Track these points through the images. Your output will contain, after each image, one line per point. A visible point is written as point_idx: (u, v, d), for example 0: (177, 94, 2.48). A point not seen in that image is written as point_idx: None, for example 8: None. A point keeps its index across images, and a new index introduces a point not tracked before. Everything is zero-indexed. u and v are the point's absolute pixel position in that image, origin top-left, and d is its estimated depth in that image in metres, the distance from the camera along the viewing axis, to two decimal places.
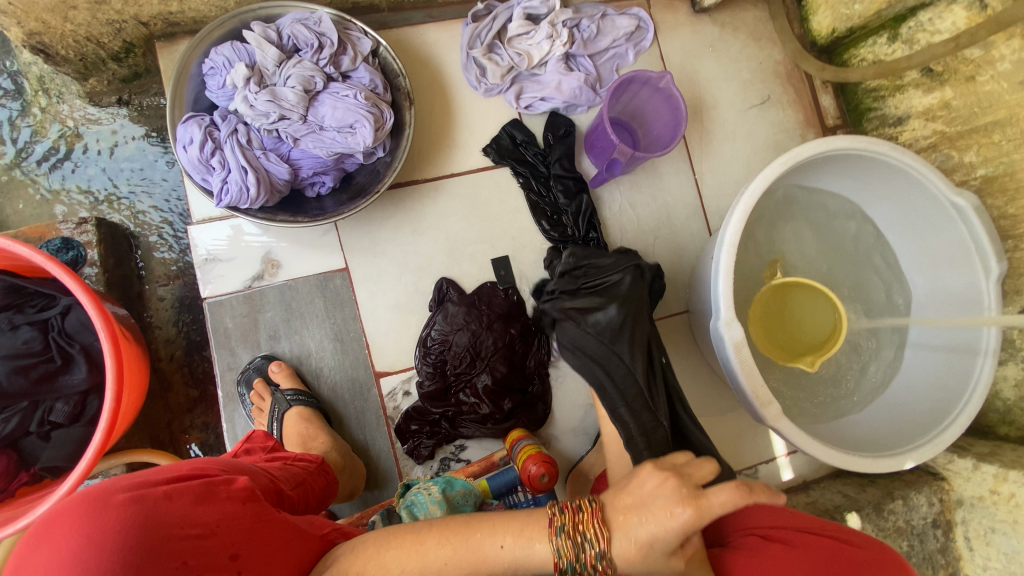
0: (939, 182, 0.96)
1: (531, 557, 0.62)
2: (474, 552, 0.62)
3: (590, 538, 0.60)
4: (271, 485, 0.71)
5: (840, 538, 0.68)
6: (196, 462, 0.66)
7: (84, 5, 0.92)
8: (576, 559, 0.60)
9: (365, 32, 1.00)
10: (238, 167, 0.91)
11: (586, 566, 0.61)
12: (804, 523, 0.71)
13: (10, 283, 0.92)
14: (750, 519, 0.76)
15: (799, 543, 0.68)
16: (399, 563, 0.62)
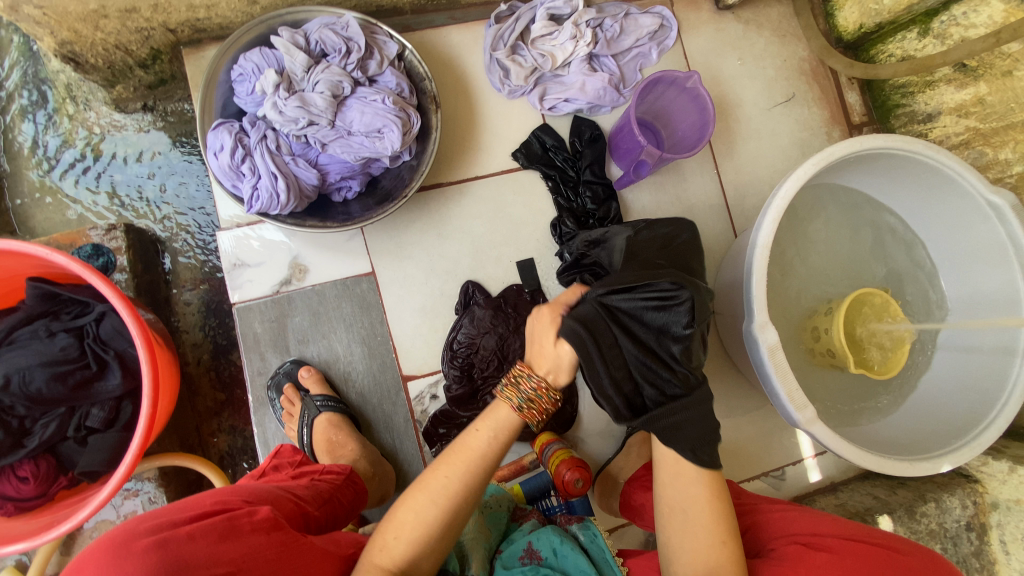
0: (975, 181, 0.94)
1: (503, 427, 0.71)
2: (465, 453, 0.70)
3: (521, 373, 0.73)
4: (296, 509, 0.71)
5: (884, 544, 0.65)
6: (219, 495, 0.65)
7: (115, 14, 0.93)
8: (520, 394, 0.72)
9: (390, 36, 1.00)
10: (268, 173, 0.92)
11: (530, 393, 0.71)
12: (847, 530, 0.69)
13: (47, 291, 0.92)
14: (790, 527, 0.74)
15: (843, 550, 0.65)
16: (411, 511, 0.66)
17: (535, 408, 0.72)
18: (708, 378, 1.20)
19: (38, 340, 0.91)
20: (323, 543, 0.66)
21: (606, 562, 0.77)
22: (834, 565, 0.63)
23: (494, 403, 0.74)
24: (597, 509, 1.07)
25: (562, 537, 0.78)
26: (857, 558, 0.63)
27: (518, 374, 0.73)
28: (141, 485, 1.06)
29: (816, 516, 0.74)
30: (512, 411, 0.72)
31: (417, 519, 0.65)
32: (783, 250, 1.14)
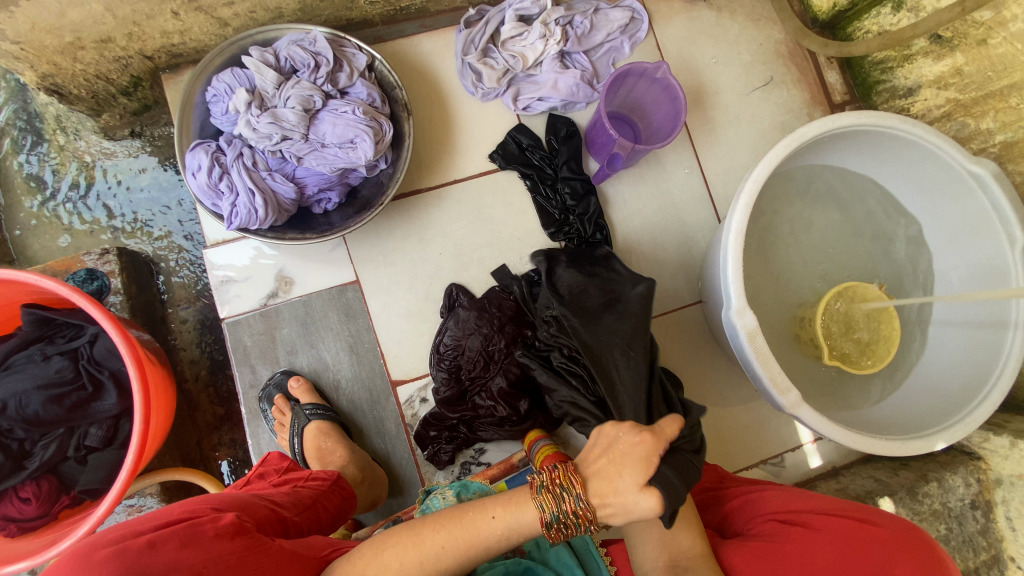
0: (955, 153, 0.93)
1: (521, 527, 0.67)
2: (475, 538, 0.67)
3: (568, 490, 0.67)
4: (271, 514, 0.72)
5: (856, 514, 0.66)
6: (191, 503, 0.67)
7: (92, 45, 0.96)
8: (558, 511, 0.67)
9: (359, 48, 1.01)
10: (245, 189, 0.94)
11: (568, 517, 0.66)
12: (820, 503, 0.69)
13: (41, 317, 0.96)
14: (764, 506, 0.73)
15: (822, 526, 0.65)
16: (399, 559, 0.65)
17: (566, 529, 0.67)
18: (700, 368, 1.19)
19: (34, 364, 0.94)
20: (292, 546, 0.67)
21: (590, 553, 0.77)
22: (812, 545, 0.63)
23: (522, 496, 0.69)
24: None
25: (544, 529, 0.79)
26: (833, 536, 0.63)
27: (566, 486, 0.67)
28: (143, 500, 1.08)
29: (788, 490, 0.74)
30: (539, 518, 0.67)
31: (401, 570, 0.65)
32: (768, 233, 1.13)
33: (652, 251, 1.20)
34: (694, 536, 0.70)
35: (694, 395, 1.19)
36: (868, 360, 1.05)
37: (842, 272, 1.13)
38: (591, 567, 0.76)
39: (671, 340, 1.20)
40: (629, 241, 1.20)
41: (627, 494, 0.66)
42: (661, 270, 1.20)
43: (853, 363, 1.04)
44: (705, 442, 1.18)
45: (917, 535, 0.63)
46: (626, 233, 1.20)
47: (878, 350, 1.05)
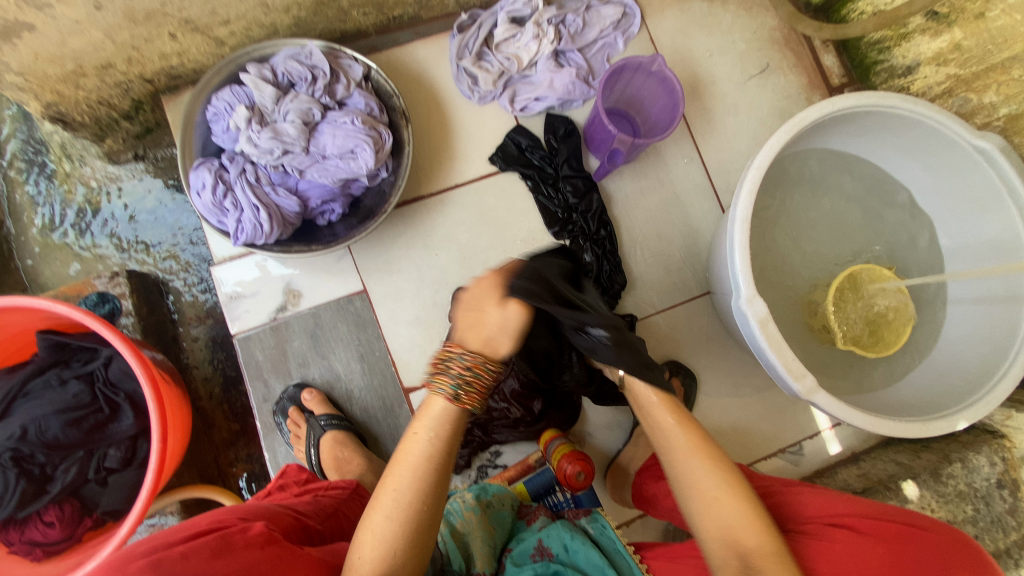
0: (959, 128, 0.93)
1: (442, 421, 0.64)
2: (411, 459, 0.62)
3: (454, 359, 0.64)
4: (295, 522, 0.72)
5: (904, 519, 0.65)
6: (214, 515, 0.67)
7: (93, 71, 0.97)
8: (458, 381, 0.63)
9: (355, 59, 1.02)
10: (250, 205, 0.95)
11: (469, 380, 0.63)
12: (865, 508, 0.68)
13: (55, 341, 0.97)
14: (806, 511, 0.71)
15: (874, 531, 0.64)
16: (369, 529, 0.60)
17: (473, 388, 0.64)
18: (712, 359, 1.19)
19: (52, 390, 0.95)
20: (319, 554, 0.67)
21: (618, 552, 0.76)
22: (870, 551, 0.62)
23: (427, 399, 0.65)
24: (607, 503, 1.08)
25: (572, 531, 0.77)
26: (887, 542, 0.62)
27: (446, 356, 0.64)
28: (164, 519, 1.10)
29: (826, 494, 0.73)
30: (451, 400, 0.64)
31: (376, 531, 0.59)
32: (773, 220, 1.12)
33: (658, 245, 1.20)
34: (759, 534, 0.64)
35: (708, 387, 1.18)
36: (885, 341, 1.03)
37: (851, 255, 1.12)
38: (622, 566, 0.75)
39: (682, 333, 1.19)
40: (634, 236, 1.20)
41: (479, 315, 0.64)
42: (667, 263, 1.20)
43: (867, 346, 1.04)
44: (722, 434, 1.17)
45: (965, 540, 0.63)
46: (630, 227, 1.20)
47: (895, 326, 1.03)
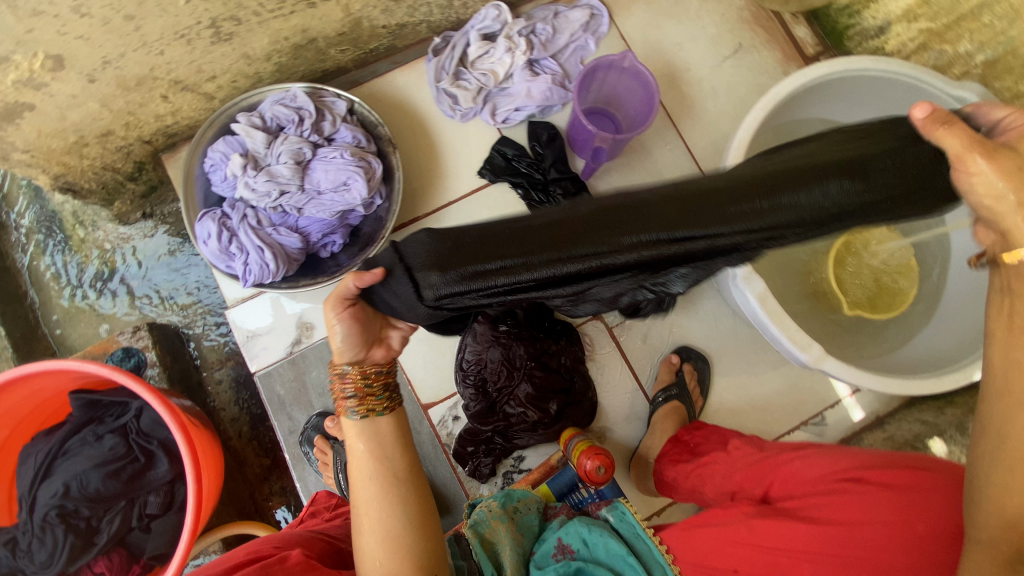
0: (938, 81, 0.95)
1: (375, 433, 0.70)
2: (362, 469, 0.69)
3: (351, 385, 0.69)
4: (328, 546, 0.76)
5: (909, 464, 0.66)
6: (251, 545, 0.72)
7: (94, 140, 1.02)
8: (366, 391, 0.70)
9: (337, 95, 1.06)
10: (254, 247, 0.99)
11: (372, 384, 0.70)
12: (869, 458, 0.69)
13: (87, 399, 1.01)
14: (813, 470, 0.72)
15: (898, 483, 0.63)
16: (364, 538, 0.67)
17: (371, 390, 0.70)
18: (723, 340, 1.19)
19: (88, 446, 0.99)
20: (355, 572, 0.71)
21: (638, 535, 0.77)
22: (875, 502, 0.62)
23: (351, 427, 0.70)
24: (635, 495, 1.10)
25: (589, 526, 0.79)
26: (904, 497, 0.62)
27: (347, 387, 0.69)
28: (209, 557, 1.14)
29: (829, 451, 0.74)
30: (380, 407, 0.71)
31: (369, 538, 0.67)
32: None
33: None
34: None
35: (722, 368, 1.18)
36: (893, 301, 1.04)
37: None
38: (646, 553, 0.75)
39: (690, 318, 1.19)
40: None
41: (329, 327, 0.66)
42: None
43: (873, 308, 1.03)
44: (742, 413, 1.17)
45: None
46: None
47: (899, 285, 1.04)
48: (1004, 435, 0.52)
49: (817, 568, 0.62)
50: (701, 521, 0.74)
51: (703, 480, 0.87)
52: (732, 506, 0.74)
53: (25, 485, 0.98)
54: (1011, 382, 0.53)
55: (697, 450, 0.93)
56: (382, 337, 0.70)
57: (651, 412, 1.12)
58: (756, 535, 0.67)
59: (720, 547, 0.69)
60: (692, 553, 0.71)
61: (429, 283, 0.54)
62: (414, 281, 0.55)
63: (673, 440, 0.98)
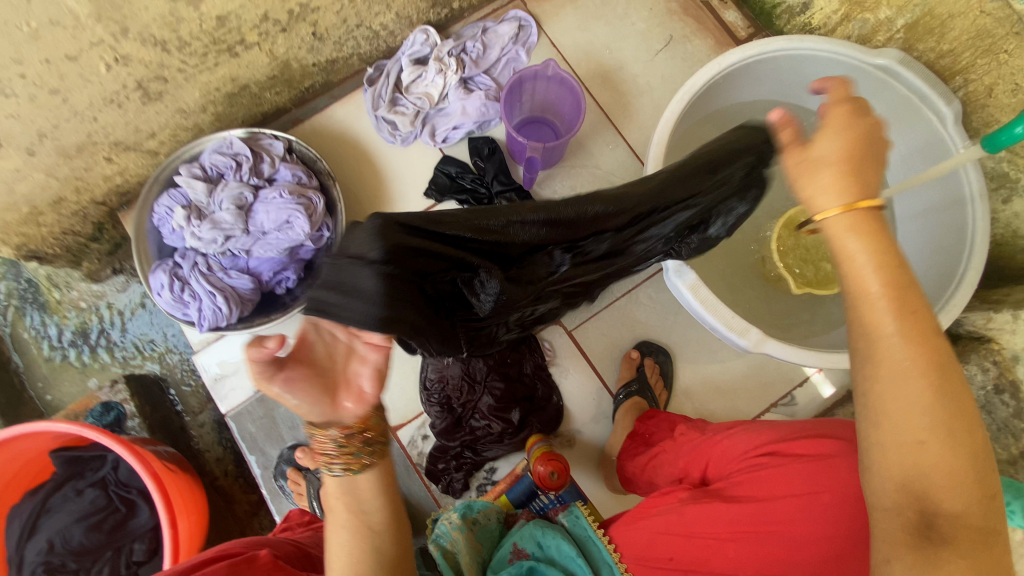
0: (855, 53, 0.96)
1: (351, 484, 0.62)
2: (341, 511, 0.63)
3: (327, 440, 0.60)
4: (298, 551, 0.79)
5: (816, 431, 0.72)
6: (225, 545, 0.75)
7: (48, 209, 1.06)
8: (344, 445, 0.60)
9: (274, 136, 1.10)
10: (207, 293, 1.02)
11: (349, 438, 0.60)
12: (786, 431, 0.75)
13: (67, 456, 1.05)
14: (739, 448, 0.78)
15: (806, 453, 0.70)
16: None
17: (352, 447, 0.61)
18: (684, 330, 1.19)
19: (70, 501, 1.03)
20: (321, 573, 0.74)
21: (589, 538, 0.78)
22: (787, 474, 0.69)
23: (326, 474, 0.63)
24: (605, 496, 1.11)
25: (544, 528, 0.80)
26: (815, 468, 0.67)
27: (321, 441, 0.60)
28: None
29: (755, 426, 0.80)
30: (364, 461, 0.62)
31: None
32: None
33: None
34: (965, 500, 0.48)
35: (686, 358, 1.18)
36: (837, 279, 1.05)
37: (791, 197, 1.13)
38: (596, 555, 0.76)
39: (648, 312, 1.19)
40: None
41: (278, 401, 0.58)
42: None
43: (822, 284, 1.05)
44: (712, 402, 1.17)
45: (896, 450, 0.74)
46: None
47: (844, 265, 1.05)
48: (868, 395, 0.52)
49: (743, 546, 0.68)
50: (641, 514, 0.78)
51: (656, 471, 0.91)
52: (668, 493, 0.79)
53: (13, 544, 1.02)
54: (858, 344, 0.52)
55: (652, 441, 0.96)
56: (346, 382, 0.60)
57: (616, 410, 1.13)
58: (688, 521, 0.72)
59: (659, 537, 0.73)
60: (639, 548, 0.74)
61: (378, 244, 0.55)
62: (353, 258, 0.56)
63: (630, 434, 1.01)
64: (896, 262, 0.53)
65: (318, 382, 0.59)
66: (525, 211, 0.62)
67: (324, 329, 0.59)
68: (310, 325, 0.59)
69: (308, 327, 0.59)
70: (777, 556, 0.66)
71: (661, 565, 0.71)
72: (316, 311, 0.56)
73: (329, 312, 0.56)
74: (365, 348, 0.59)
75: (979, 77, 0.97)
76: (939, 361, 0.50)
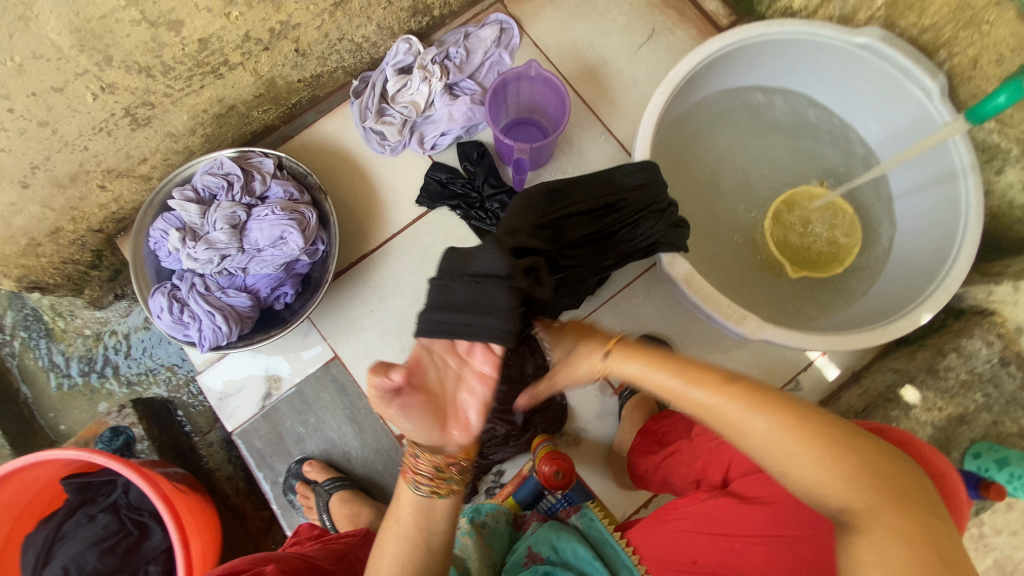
0: (837, 33, 0.96)
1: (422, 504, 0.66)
2: (404, 524, 0.66)
3: (418, 460, 0.65)
4: (305, 563, 0.79)
5: None
6: (233, 564, 0.78)
7: (46, 239, 1.08)
8: (434, 471, 0.65)
9: (264, 154, 1.12)
10: (205, 313, 1.03)
11: (440, 467, 0.64)
12: None
13: (78, 482, 1.06)
14: None
15: None
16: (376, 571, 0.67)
17: (444, 474, 0.65)
18: (684, 321, 1.19)
19: (83, 527, 1.04)
20: None
21: (605, 540, 0.80)
22: None
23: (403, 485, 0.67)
24: (615, 492, 1.11)
25: (559, 531, 0.82)
26: None
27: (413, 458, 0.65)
28: None
29: None
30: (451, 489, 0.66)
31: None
32: (690, 171, 1.13)
33: None
34: (838, 479, 0.52)
35: (687, 350, 1.18)
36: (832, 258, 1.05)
37: (780, 184, 1.14)
38: (613, 556, 0.78)
39: (647, 306, 1.19)
40: None
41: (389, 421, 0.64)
42: None
43: (820, 266, 1.05)
44: None
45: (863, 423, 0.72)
46: None
47: (842, 244, 1.05)
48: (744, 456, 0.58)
49: (769, 549, 0.66)
50: (662, 517, 0.77)
51: (670, 471, 0.89)
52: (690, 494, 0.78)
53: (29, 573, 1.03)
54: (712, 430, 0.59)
55: (665, 441, 0.93)
56: (454, 410, 0.64)
57: (621, 406, 1.13)
58: (711, 521, 0.72)
59: (683, 537, 0.73)
60: (658, 551, 0.74)
61: (505, 265, 0.69)
62: (468, 281, 0.67)
63: (641, 433, 0.99)
64: (654, 361, 0.62)
65: (428, 410, 0.63)
66: (521, 209, 0.85)
67: (437, 355, 0.65)
68: (422, 351, 0.65)
69: (421, 351, 0.65)
70: (809, 559, 0.63)
71: (683, 568, 0.72)
72: (444, 332, 0.64)
73: (456, 331, 0.64)
74: (473, 377, 0.64)
75: (963, 49, 0.96)
76: (742, 396, 0.56)
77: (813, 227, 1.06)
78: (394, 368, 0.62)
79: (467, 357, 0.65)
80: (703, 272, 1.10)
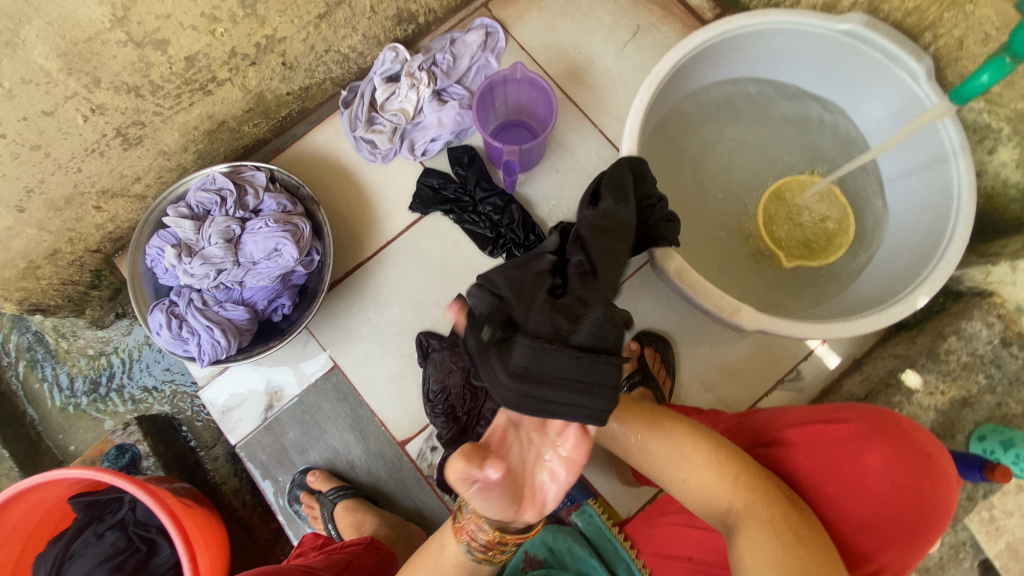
0: (819, 21, 0.97)
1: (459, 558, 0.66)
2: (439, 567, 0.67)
3: (475, 530, 0.63)
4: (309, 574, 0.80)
5: (826, 416, 0.73)
6: None
7: (44, 261, 1.09)
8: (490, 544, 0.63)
9: (256, 168, 1.12)
10: (204, 327, 1.04)
11: (498, 543, 0.63)
12: (797, 417, 0.76)
13: (85, 501, 1.07)
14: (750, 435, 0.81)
15: (804, 440, 0.72)
16: None
17: (500, 546, 0.64)
18: (681, 316, 1.18)
19: (92, 545, 1.05)
20: None
21: (602, 535, 0.81)
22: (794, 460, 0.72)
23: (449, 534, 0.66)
24: (619, 490, 1.10)
25: (556, 532, 0.83)
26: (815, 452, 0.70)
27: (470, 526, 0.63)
28: None
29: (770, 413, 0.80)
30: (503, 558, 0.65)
31: None
32: (680, 166, 1.13)
33: None
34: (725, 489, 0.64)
35: (686, 344, 1.18)
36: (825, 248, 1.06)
37: (772, 174, 1.13)
38: (610, 551, 0.80)
39: (643, 302, 1.19)
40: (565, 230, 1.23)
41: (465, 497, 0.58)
42: None
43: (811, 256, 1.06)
44: (717, 385, 1.16)
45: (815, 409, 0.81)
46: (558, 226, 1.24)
47: (837, 234, 1.06)
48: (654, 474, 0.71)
49: None
50: (658, 512, 0.78)
51: None
52: None
53: None
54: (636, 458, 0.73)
55: None
56: (532, 496, 0.60)
57: None
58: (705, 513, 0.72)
59: (678, 532, 0.73)
60: (654, 544, 0.76)
61: (616, 336, 0.59)
62: (553, 347, 0.57)
63: None
64: None
65: (509, 494, 0.59)
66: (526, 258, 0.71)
67: (525, 433, 0.60)
68: (509, 424, 0.61)
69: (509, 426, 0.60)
70: None
71: (680, 564, 0.72)
72: (542, 409, 0.56)
73: (554, 410, 0.56)
74: (558, 463, 0.59)
75: (948, 31, 0.95)
76: (648, 426, 0.71)
77: (804, 218, 1.07)
78: (487, 463, 0.54)
79: (557, 440, 0.60)
80: (697, 266, 1.10)
